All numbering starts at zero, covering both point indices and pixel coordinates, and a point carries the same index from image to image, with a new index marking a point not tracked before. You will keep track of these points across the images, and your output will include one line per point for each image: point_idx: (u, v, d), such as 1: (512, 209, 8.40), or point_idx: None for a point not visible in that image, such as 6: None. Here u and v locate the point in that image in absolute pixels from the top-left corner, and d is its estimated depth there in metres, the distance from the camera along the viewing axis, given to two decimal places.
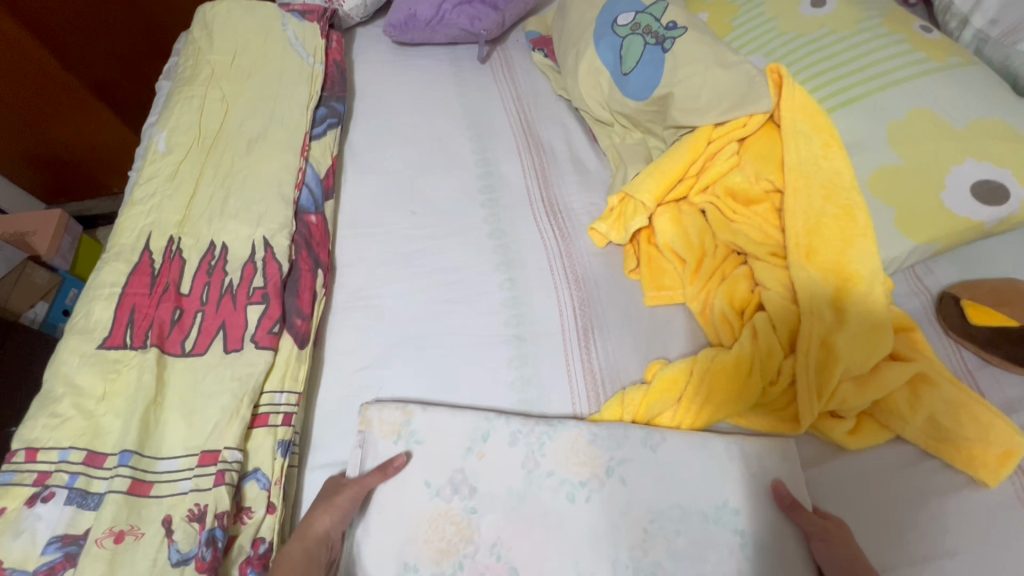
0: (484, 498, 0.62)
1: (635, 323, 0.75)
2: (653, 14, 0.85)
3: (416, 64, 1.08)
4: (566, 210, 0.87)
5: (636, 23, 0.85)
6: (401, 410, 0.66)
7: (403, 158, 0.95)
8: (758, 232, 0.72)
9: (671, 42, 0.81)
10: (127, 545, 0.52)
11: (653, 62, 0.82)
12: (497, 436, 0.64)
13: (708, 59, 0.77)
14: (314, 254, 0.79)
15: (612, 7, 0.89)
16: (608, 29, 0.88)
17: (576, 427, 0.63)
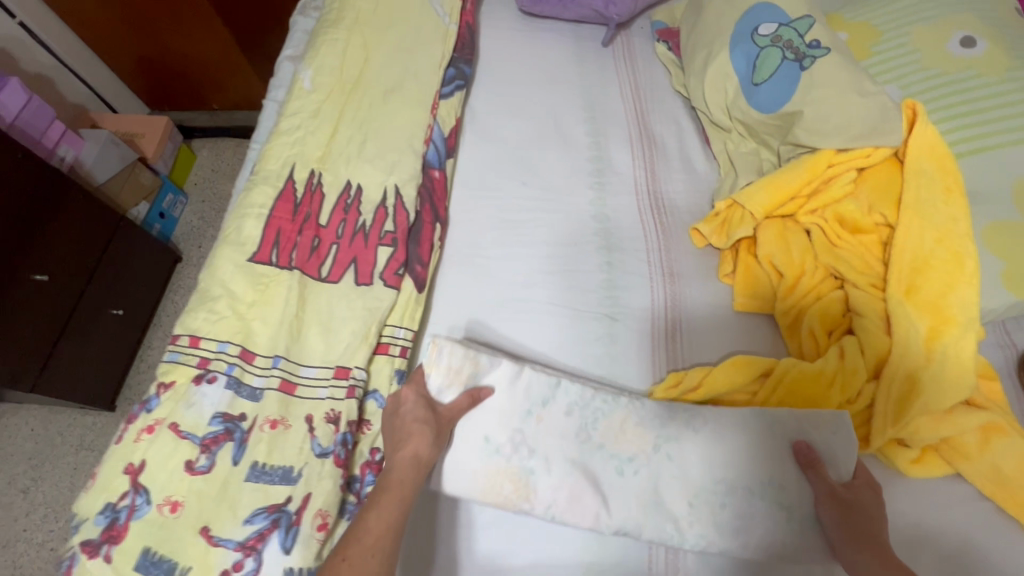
0: (541, 461, 0.67)
1: (722, 324, 0.80)
2: (792, 28, 0.85)
3: (540, 37, 1.11)
4: (670, 205, 0.91)
5: (777, 35, 0.85)
6: (469, 359, 0.69)
7: (518, 130, 0.99)
8: (860, 261, 0.75)
9: (810, 61, 0.81)
10: (276, 434, 0.62)
11: (789, 78, 0.83)
12: (556, 404, 0.69)
13: (846, 84, 0.79)
14: (435, 209, 0.86)
15: (755, 15, 0.89)
16: (746, 37, 0.88)
17: (626, 406, 0.69)
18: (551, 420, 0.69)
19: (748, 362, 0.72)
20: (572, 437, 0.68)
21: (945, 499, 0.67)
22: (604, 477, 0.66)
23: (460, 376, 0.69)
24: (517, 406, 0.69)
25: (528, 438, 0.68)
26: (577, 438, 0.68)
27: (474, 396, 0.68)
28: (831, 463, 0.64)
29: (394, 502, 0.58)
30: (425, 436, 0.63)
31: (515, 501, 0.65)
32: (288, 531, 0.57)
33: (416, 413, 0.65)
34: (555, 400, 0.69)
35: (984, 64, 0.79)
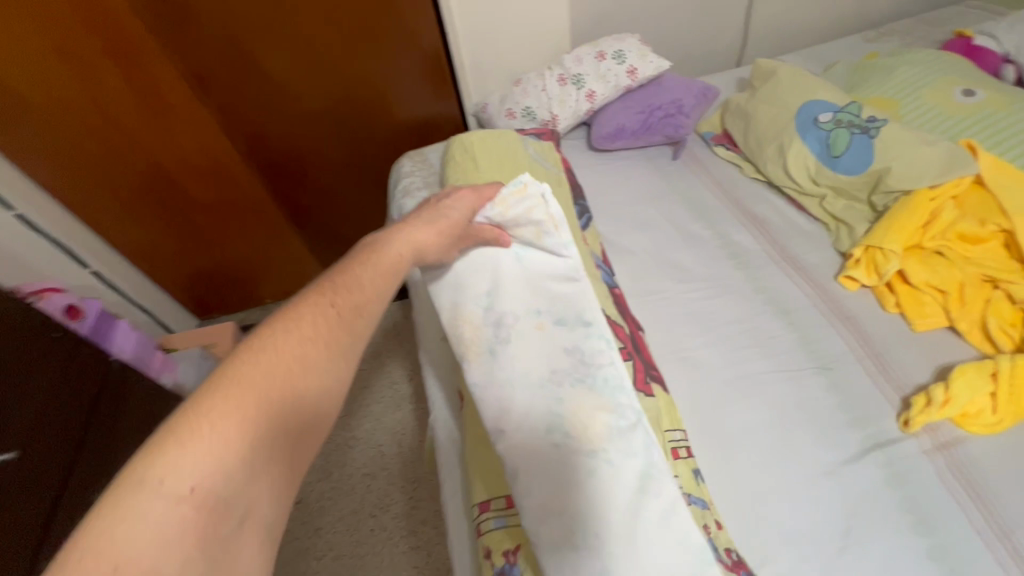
0: (517, 344, 0.78)
1: (915, 345, 0.92)
2: (846, 112, 1.09)
3: (619, 165, 1.32)
4: (807, 264, 1.06)
5: (838, 119, 1.09)
6: (534, 227, 0.80)
7: (646, 239, 1.15)
8: (999, 263, 0.92)
9: (877, 130, 1.05)
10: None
11: (866, 145, 1.05)
12: (565, 326, 0.77)
13: (913, 140, 1.02)
14: (632, 317, 0.95)
15: (809, 109, 1.14)
16: (811, 125, 1.12)
17: (616, 403, 0.72)
18: (551, 331, 0.78)
19: (973, 368, 0.82)
20: (559, 373, 0.74)
21: None
22: (572, 428, 0.71)
23: (516, 224, 0.81)
24: (512, 280, 0.81)
25: (511, 329, 0.79)
26: (553, 375, 0.74)
27: (492, 236, 0.82)
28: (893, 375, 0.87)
29: (377, 271, 0.67)
30: (433, 236, 0.77)
31: (471, 337, 0.82)
32: None
33: (445, 236, 0.79)
34: (571, 319, 0.77)
35: (993, 104, 1.07)
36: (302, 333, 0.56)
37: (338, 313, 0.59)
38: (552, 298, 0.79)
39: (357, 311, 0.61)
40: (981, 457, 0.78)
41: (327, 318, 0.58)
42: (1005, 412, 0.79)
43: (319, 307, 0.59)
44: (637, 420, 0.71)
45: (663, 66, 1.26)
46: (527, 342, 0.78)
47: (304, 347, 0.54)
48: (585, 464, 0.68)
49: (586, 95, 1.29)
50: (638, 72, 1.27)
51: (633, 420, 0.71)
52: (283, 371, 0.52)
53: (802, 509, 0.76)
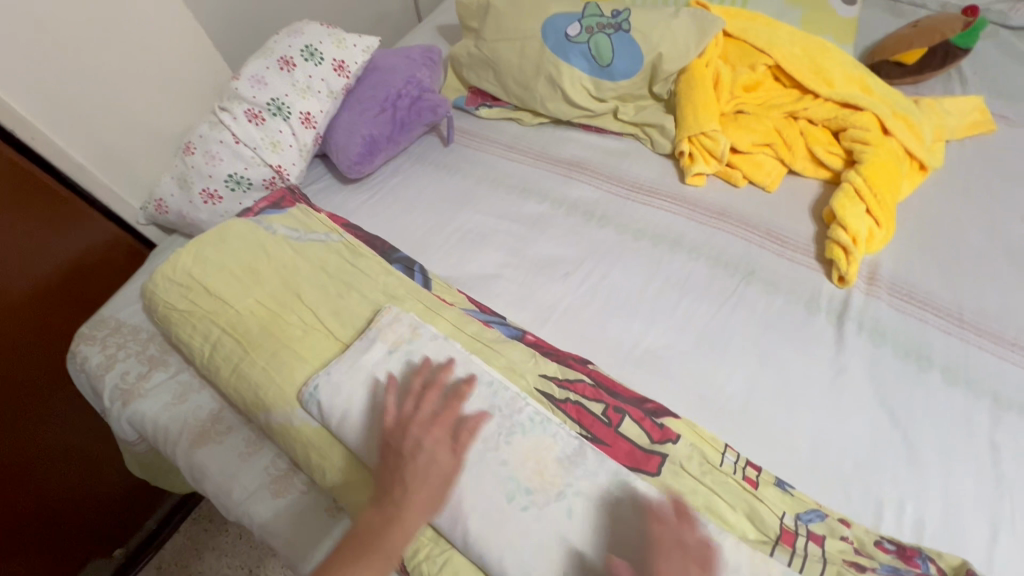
0: (442, 439, 0.61)
1: (783, 204, 0.91)
2: (589, 15, 0.97)
3: (394, 185, 1.01)
4: (651, 183, 0.96)
5: (587, 27, 0.97)
6: (412, 327, 0.70)
7: (496, 252, 0.90)
8: (785, 97, 0.95)
9: (627, 22, 0.96)
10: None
11: (628, 41, 0.96)
12: (479, 396, 0.64)
13: (661, 18, 0.96)
14: (572, 358, 0.72)
15: (552, 27, 0.98)
16: (567, 44, 0.98)
17: (547, 434, 0.62)
18: (468, 410, 0.63)
19: (845, 198, 0.84)
20: (486, 435, 0.62)
21: (960, 159, 0.93)
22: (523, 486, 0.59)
23: (399, 335, 0.69)
24: (414, 383, 0.65)
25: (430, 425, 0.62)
26: (485, 443, 0.61)
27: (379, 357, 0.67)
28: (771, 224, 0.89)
29: (425, 437, 0.60)
30: (443, 441, 0.60)
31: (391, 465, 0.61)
32: None
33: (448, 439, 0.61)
34: (476, 387, 0.65)
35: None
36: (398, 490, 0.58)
37: (416, 458, 0.59)
38: (453, 378, 0.66)
39: (443, 469, 0.59)
40: (896, 269, 0.82)
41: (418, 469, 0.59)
42: (886, 220, 0.83)
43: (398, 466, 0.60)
44: (581, 440, 0.62)
45: (372, 45, 0.94)
46: (450, 434, 0.61)
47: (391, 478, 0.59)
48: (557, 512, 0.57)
49: (302, 121, 0.90)
50: (348, 65, 0.92)
51: (577, 444, 0.62)
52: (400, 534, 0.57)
53: (853, 425, 0.69)
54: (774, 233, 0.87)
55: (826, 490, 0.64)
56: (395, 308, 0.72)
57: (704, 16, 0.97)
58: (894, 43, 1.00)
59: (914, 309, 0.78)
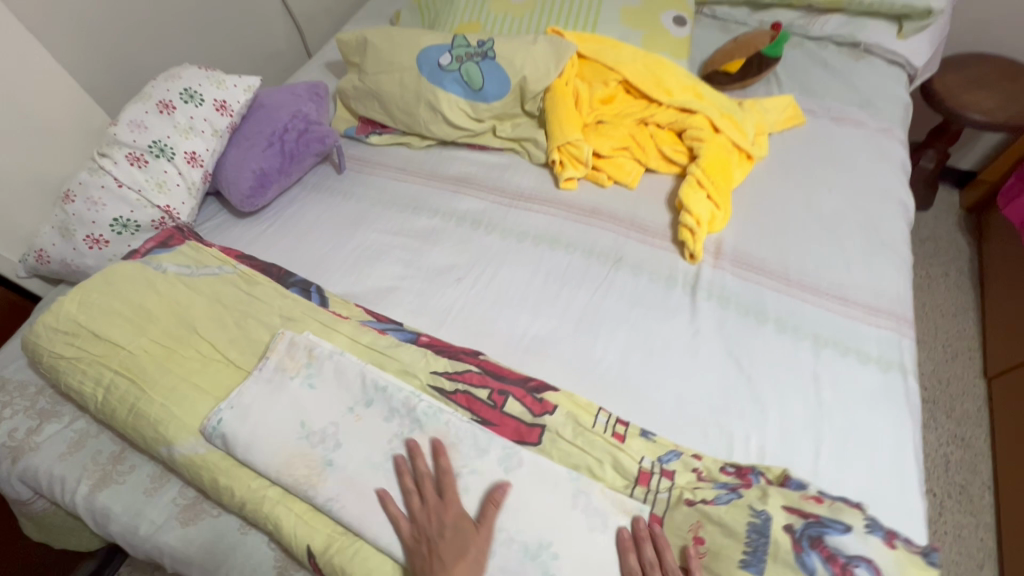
0: (348, 446, 0.66)
1: (643, 198, 1.04)
2: (458, 46, 1.07)
3: (290, 214, 1.05)
4: (531, 191, 1.07)
5: (456, 56, 1.06)
6: (308, 351, 0.73)
7: (392, 266, 0.96)
8: (635, 106, 1.09)
9: (492, 51, 1.07)
10: (685, 523, 0.60)
11: (495, 67, 1.07)
12: (376, 402, 0.69)
13: (522, 46, 1.08)
14: (464, 352, 0.79)
15: (426, 58, 1.07)
16: (440, 72, 1.07)
17: (441, 423, 0.67)
18: (369, 415, 0.68)
19: (688, 188, 0.98)
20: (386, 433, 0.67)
21: (780, 149, 1.11)
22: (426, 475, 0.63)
23: (295, 364, 0.72)
24: (316, 401, 0.69)
25: (332, 434, 0.66)
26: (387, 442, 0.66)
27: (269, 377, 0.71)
28: (635, 217, 1.01)
29: (443, 517, 0.60)
30: (460, 515, 0.60)
31: (303, 478, 0.64)
32: (828, 523, 0.55)
33: None
34: (372, 393, 0.69)
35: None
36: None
37: (439, 531, 0.59)
38: (352, 388, 0.70)
39: (474, 544, 0.58)
40: (736, 244, 0.96)
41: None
42: (723, 203, 0.98)
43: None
44: (471, 422, 0.68)
45: (253, 84, 0.98)
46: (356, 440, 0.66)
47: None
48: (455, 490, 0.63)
49: (188, 160, 0.93)
50: (230, 104, 0.96)
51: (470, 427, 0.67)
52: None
53: (708, 376, 0.80)
54: (638, 224, 1.00)
55: (687, 435, 0.75)
56: (291, 331, 0.75)
57: (558, 42, 1.10)
58: (722, 56, 1.18)
59: (749, 275, 0.92)
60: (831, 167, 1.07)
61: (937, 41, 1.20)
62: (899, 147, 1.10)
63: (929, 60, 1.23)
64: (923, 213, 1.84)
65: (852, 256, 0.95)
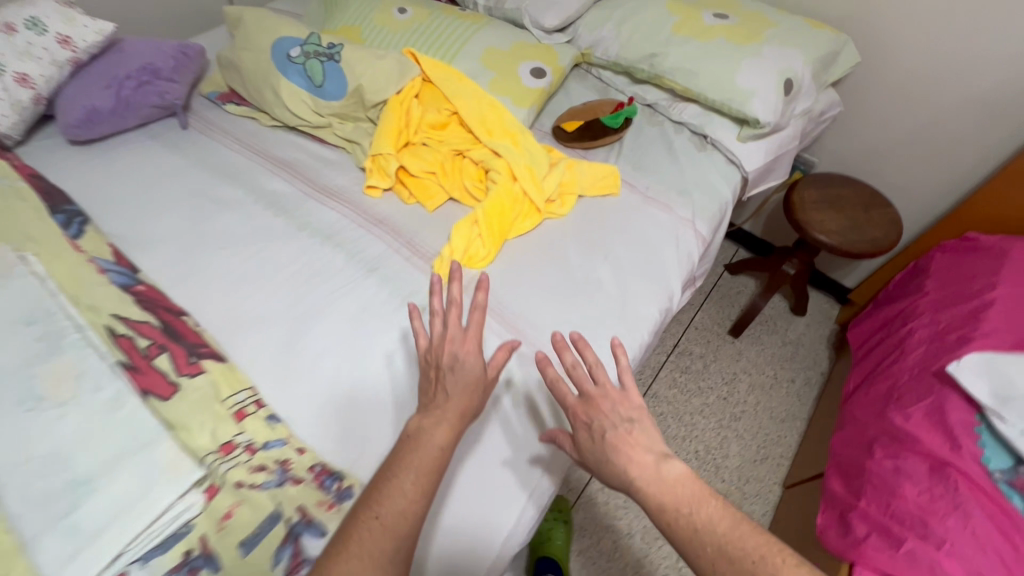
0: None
1: (433, 222, 1.11)
2: (310, 43, 1.16)
3: (119, 152, 1.14)
4: (340, 189, 1.14)
5: (306, 52, 1.15)
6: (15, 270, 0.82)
7: (175, 223, 1.04)
8: (459, 139, 1.17)
9: (339, 55, 1.15)
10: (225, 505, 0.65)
11: (338, 69, 1.15)
12: (41, 324, 0.76)
13: (368, 58, 1.16)
14: (168, 308, 0.86)
15: (280, 47, 1.16)
16: (286, 62, 1.15)
17: (75, 356, 0.73)
18: (26, 335, 0.75)
19: (462, 222, 1.05)
20: (28, 352, 0.73)
21: (584, 210, 1.17)
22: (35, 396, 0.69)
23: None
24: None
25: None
26: (24, 360, 0.72)
27: None
28: (417, 236, 1.08)
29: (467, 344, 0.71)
30: (473, 351, 0.70)
31: None
32: (311, 527, 0.66)
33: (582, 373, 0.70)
34: (41, 317, 0.76)
35: (417, 15, 1.30)
36: (628, 467, 0.62)
37: (460, 363, 0.69)
38: (29, 308, 0.78)
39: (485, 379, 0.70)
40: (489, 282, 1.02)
41: (641, 446, 0.64)
42: (490, 244, 1.04)
43: (623, 435, 0.65)
44: (110, 363, 0.73)
45: (105, 28, 1.08)
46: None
47: (642, 467, 0.62)
48: (52, 413, 0.68)
49: (16, 79, 1.02)
50: (74, 41, 1.06)
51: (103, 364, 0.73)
52: (658, 500, 0.59)
53: (384, 389, 0.86)
54: (414, 242, 1.06)
55: (329, 435, 0.81)
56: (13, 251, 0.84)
57: (406, 65, 1.18)
58: (567, 116, 1.28)
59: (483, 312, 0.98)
60: (620, 238, 1.12)
61: (772, 153, 1.27)
62: (693, 240, 1.15)
63: (766, 170, 1.29)
64: (797, 317, 1.88)
65: (589, 321, 0.99)
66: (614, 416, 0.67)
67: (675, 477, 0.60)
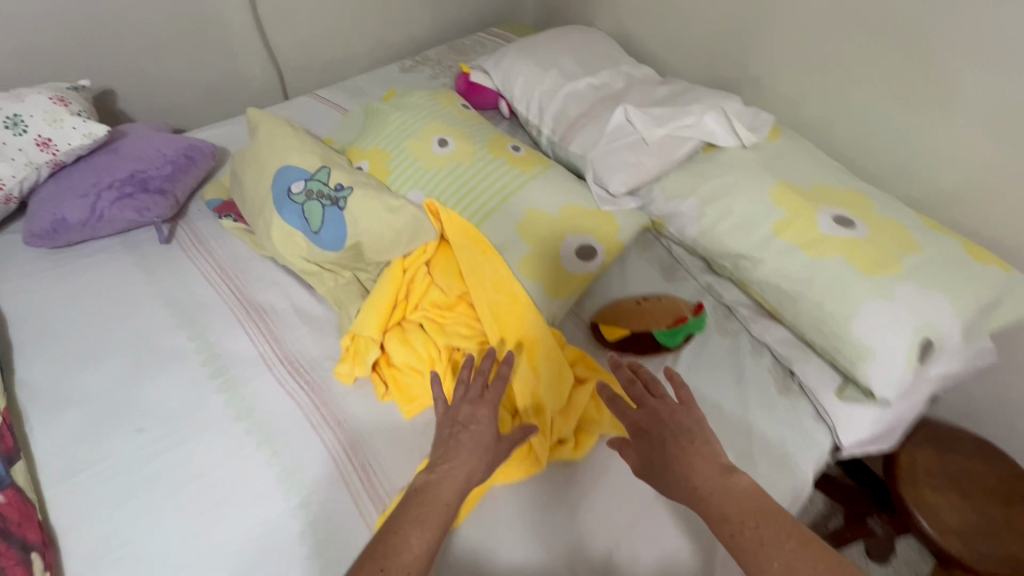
0: None
1: (404, 437, 0.85)
2: (318, 178, 0.96)
3: (84, 265, 0.99)
4: (308, 362, 0.92)
5: (307, 190, 0.96)
6: None
7: (101, 377, 0.86)
8: (465, 328, 0.92)
9: (344, 201, 0.94)
10: None
11: (338, 217, 0.94)
12: None
13: (377, 208, 0.94)
14: (17, 542, 0.66)
15: (283, 177, 0.98)
16: (285, 197, 0.97)
17: None
18: None
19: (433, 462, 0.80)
20: None
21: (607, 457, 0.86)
22: None
23: None
24: None
25: None
26: None
27: None
28: (376, 458, 0.82)
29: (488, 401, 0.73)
30: (489, 416, 0.72)
31: None
32: None
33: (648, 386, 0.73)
34: None
35: (458, 153, 1.07)
36: (690, 476, 0.62)
37: (473, 424, 0.70)
38: None
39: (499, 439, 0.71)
40: (448, 561, 0.74)
41: (708, 458, 0.63)
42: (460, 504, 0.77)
43: (684, 446, 0.65)
44: None
45: (96, 133, 0.94)
46: None
47: (706, 476, 0.61)
48: None
49: None
50: (55, 144, 0.92)
51: None
52: (724, 501, 0.59)
53: None
54: (370, 466, 0.81)
55: None
56: None
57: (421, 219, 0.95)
58: (609, 309, 1.02)
59: None
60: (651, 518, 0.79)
61: (886, 420, 0.91)
62: None
63: (869, 442, 0.94)
64: (873, 565, 1.45)
65: None
66: (676, 429, 0.67)
67: (743, 490, 0.59)
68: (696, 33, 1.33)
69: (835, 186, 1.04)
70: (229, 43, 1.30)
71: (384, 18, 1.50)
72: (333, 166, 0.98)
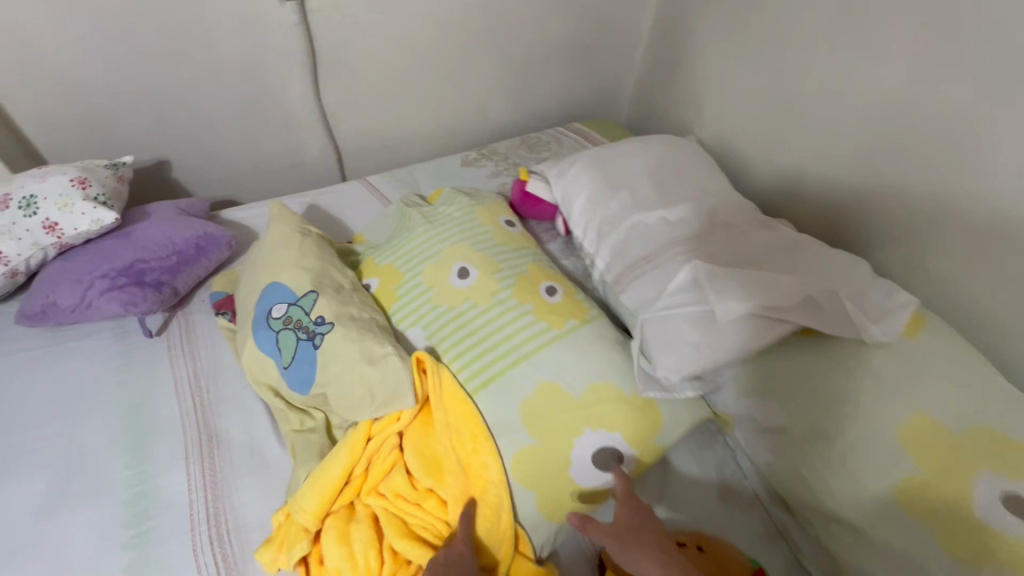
0: None
1: None
2: (301, 306, 0.84)
3: (64, 348, 0.92)
4: (238, 529, 0.76)
5: (286, 318, 0.83)
6: None
7: (21, 498, 0.76)
8: (425, 534, 0.73)
9: (320, 338, 0.80)
10: None
11: (308, 359, 0.80)
12: None
13: (353, 354, 0.78)
14: None
15: (267, 297, 0.87)
16: (263, 321, 0.84)
17: None
18: None
19: None
20: None
21: None
22: None
23: None
24: None
25: None
26: None
27: None
28: None
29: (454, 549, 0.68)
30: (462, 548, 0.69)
31: None
32: None
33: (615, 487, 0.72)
34: None
35: (473, 291, 0.88)
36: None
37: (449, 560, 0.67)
38: None
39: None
40: None
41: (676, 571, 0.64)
42: None
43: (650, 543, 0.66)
44: None
45: (103, 219, 0.90)
46: None
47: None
48: None
49: None
50: (62, 228, 0.89)
51: None
52: None
53: None
54: None
55: None
56: None
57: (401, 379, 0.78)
58: None
59: None
60: None
61: None
62: None
63: None
64: None
65: None
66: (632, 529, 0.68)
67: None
68: (819, 167, 1.05)
69: (1011, 434, 0.66)
70: (289, 122, 1.26)
71: (457, 106, 1.41)
72: (323, 290, 0.85)
